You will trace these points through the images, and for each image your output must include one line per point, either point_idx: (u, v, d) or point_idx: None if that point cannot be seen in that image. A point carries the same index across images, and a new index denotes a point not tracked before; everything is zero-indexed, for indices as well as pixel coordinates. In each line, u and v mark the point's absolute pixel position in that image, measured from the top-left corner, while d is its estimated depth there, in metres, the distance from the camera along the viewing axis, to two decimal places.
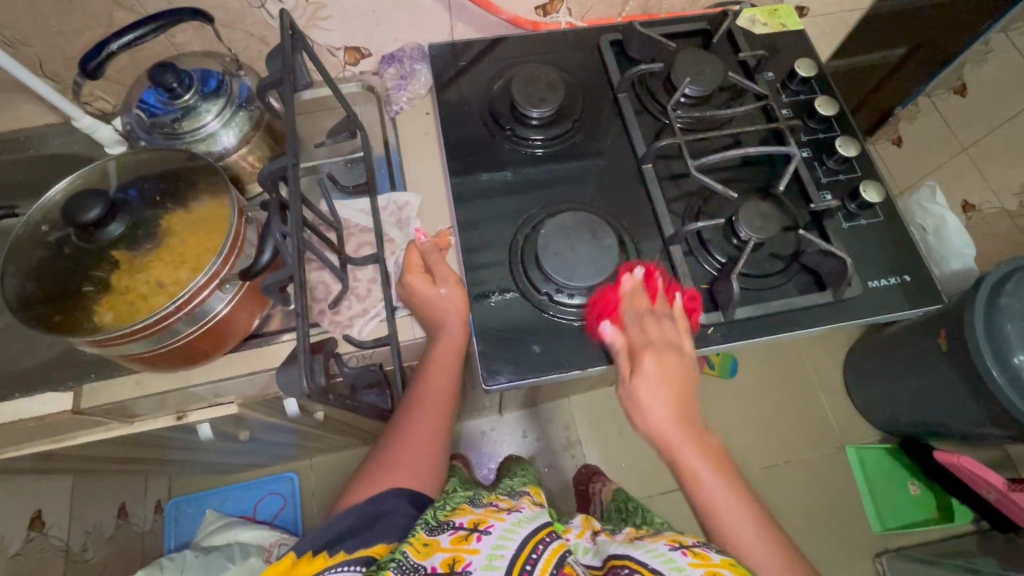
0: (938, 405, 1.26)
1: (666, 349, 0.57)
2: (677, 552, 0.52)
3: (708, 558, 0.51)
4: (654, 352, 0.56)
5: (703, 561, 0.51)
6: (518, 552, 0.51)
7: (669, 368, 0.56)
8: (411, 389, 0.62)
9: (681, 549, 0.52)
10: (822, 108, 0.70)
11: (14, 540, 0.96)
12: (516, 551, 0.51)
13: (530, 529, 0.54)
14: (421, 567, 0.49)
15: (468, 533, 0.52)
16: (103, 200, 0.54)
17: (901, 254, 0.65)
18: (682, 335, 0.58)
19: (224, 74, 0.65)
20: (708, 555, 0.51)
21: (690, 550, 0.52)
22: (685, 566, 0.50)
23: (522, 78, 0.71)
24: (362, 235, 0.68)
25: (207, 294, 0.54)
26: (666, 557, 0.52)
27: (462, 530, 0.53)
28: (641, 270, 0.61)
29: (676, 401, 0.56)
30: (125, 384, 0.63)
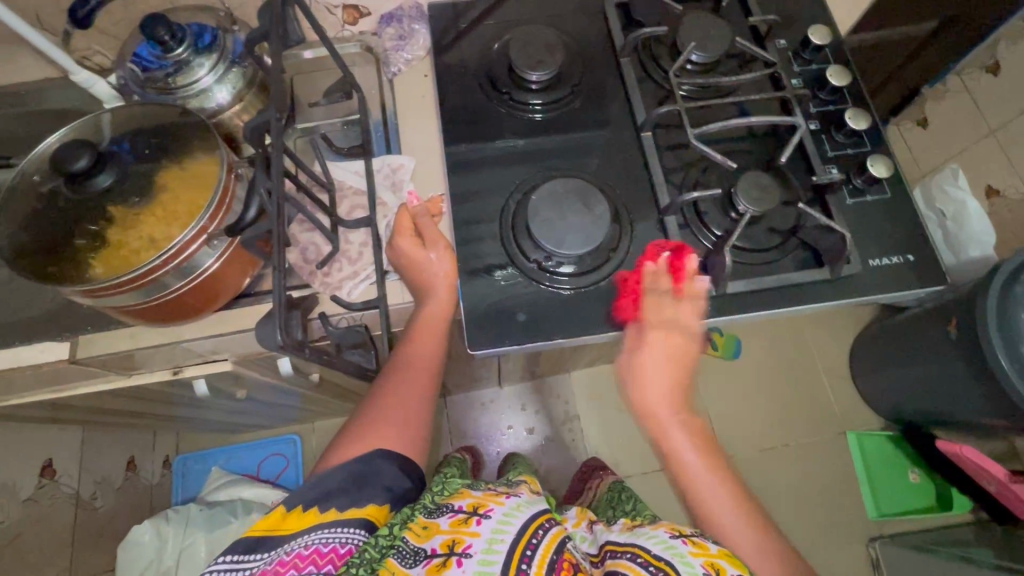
0: (943, 394, 1.24)
1: (673, 328, 0.59)
2: (677, 540, 0.57)
3: (706, 548, 0.56)
4: (665, 329, 0.58)
5: (702, 550, 0.55)
6: (517, 538, 0.53)
7: (675, 346, 0.59)
8: (397, 351, 0.61)
9: (681, 538, 0.57)
10: (833, 78, 0.66)
11: (24, 486, 1.00)
12: (515, 536, 0.53)
13: (528, 516, 0.57)
14: (421, 550, 0.52)
15: (467, 516, 0.56)
16: (91, 150, 0.54)
17: (908, 233, 0.63)
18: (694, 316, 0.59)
19: (218, 29, 0.64)
20: (706, 546, 0.56)
21: (690, 540, 0.57)
22: (686, 554, 0.54)
23: (521, 40, 0.69)
24: (355, 198, 0.68)
25: (195, 249, 0.54)
26: (668, 544, 0.56)
27: (461, 513, 0.56)
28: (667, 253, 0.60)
29: (676, 373, 0.60)
30: (119, 336, 0.64)
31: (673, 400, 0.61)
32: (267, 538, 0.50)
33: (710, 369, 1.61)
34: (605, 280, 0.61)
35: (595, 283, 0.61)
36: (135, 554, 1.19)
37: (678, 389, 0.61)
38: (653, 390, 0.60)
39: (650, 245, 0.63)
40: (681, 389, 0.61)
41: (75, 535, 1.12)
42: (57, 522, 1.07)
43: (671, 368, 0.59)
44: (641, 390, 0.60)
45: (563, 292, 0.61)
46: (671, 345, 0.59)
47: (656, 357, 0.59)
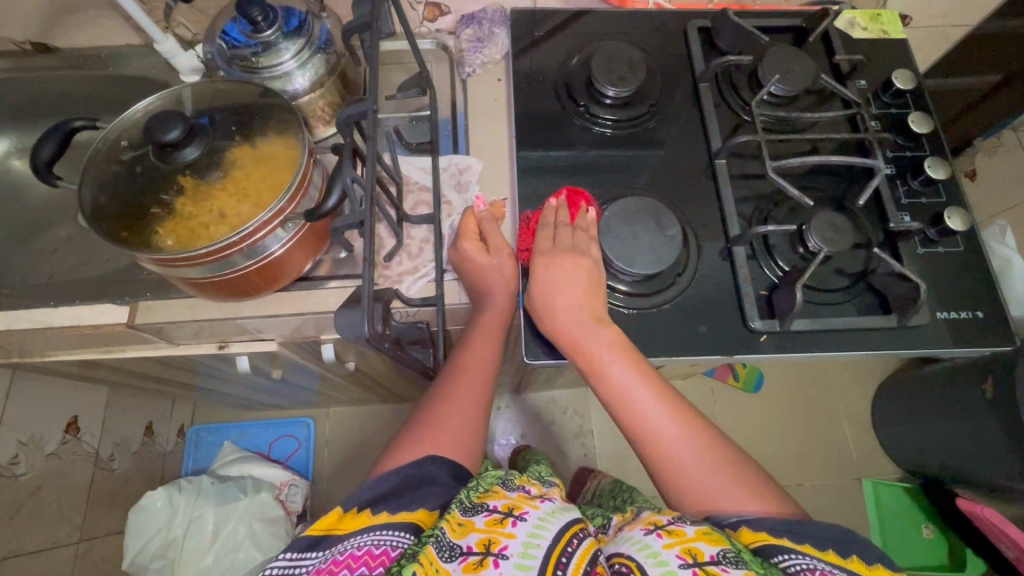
0: (970, 452, 1.22)
1: (568, 252, 0.57)
2: (652, 536, 0.49)
3: (683, 534, 0.48)
4: (553, 255, 0.57)
5: (678, 539, 0.47)
6: (553, 544, 0.50)
7: (571, 267, 0.57)
8: (456, 355, 0.62)
9: (656, 532, 0.49)
10: (914, 125, 0.66)
11: (50, 441, 1.01)
12: (551, 544, 0.50)
13: (563, 523, 0.53)
14: (457, 547, 0.49)
15: (502, 517, 0.52)
16: (184, 122, 0.55)
17: (977, 289, 0.62)
18: (591, 242, 0.59)
19: (308, 14, 0.65)
20: (683, 531, 0.48)
21: (666, 531, 0.49)
22: (659, 550, 0.47)
23: (602, 54, 0.68)
24: (420, 194, 0.68)
25: (269, 231, 0.54)
26: (643, 543, 0.48)
27: (496, 513, 0.53)
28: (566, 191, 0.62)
29: (586, 292, 0.56)
30: (176, 306, 0.64)
31: (592, 316, 0.56)
32: (324, 536, 0.50)
33: (730, 399, 1.60)
34: (667, 304, 0.61)
35: (657, 306, 0.61)
36: (145, 519, 1.20)
37: (593, 307, 0.56)
38: (563, 311, 0.56)
39: (715, 273, 0.62)
40: (599, 309, 0.57)
41: (90, 493, 1.12)
42: (75, 479, 1.08)
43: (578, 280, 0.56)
44: (562, 325, 0.56)
45: (620, 310, 0.61)
46: (573, 263, 0.57)
47: (566, 280, 0.56)
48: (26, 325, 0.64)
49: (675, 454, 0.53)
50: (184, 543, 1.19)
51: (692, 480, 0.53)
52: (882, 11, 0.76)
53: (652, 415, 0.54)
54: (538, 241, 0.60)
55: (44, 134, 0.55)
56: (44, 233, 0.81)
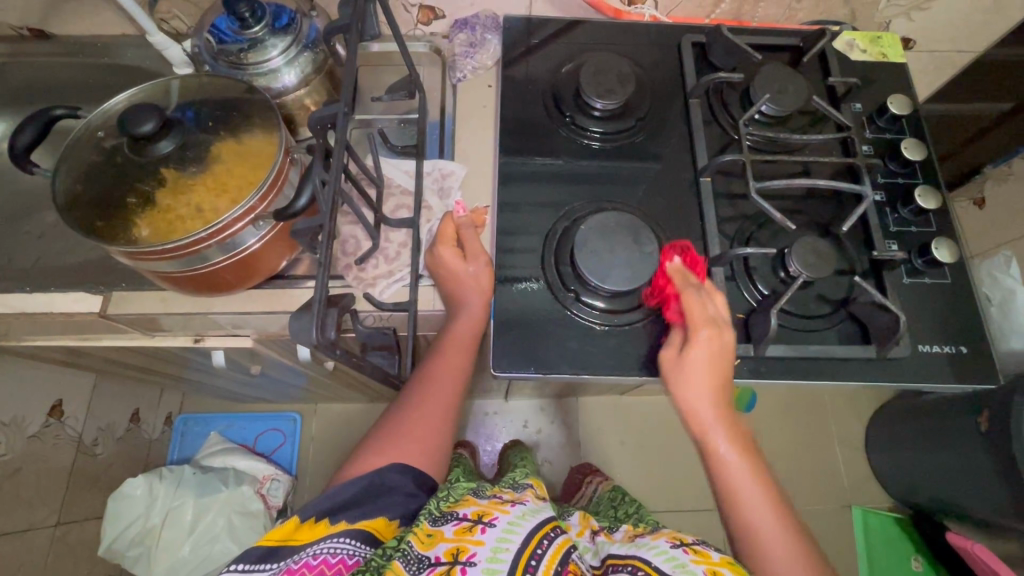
0: (962, 486, 1.19)
1: (717, 328, 0.54)
2: (678, 550, 0.55)
3: (709, 557, 0.54)
4: (708, 330, 0.53)
5: (704, 558, 0.53)
6: (521, 547, 0.52)
7: (717, 348, 0.54)
8: (426, 362, 0.61)
9: (682, 547, 0.55)
10: (907, 151, 0.64)
11: (32, 423, 1.02)
12: (520, 546, 0.52)
13: (533, 524, 0.55)
14: (425, 558, 0.50)
15: (471, 524, 0.54)
16: (159, 115, 0.54)
17: (963, 323, 0.60)
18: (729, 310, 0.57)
19: (298, 13, 0.65)
20: (709, 554, 0.54)
21: (690, 549, 0.55)
22: (686, 562, 0.53)
23: (592, 66, 0.68)
24: (402, 198, 0.67)
25: (241, 228, 0.54)
26: (669, 555, 0.54)
27: (465, 521, 0.54)
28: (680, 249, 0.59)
29: (718, 379, 0.54)
30: (150, 298, 0.64)
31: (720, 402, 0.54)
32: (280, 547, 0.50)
33: None
34: (642, 322, 0.61)
35: (631, 323, 0.60)
36: (124, 505, 1.19)
37: (722, 396, 0.55)
38: (693, 395, 0.54)
39: None
40: (725, 397, 0.55)
41: (71, 477, 1.13)
42: (56, 463, 1.09)
43: (715, 363, 0.54)
44: (681, 390, 0.54)
45: (593, 325, 0.60)
46: (716, 343, 0.53)
47: (702, 362, 0.53)
48: (1, 310, 0.64)
49: (769, 539, 0.53)
50: (162, 531, 1.20)
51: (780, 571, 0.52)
52: (883, 34, 0.75)
53: (751, 506, 0.53)
54: (691, 306, 0.54)
55: (24, 121, 0.55)
56: (32, 218, 0.82)
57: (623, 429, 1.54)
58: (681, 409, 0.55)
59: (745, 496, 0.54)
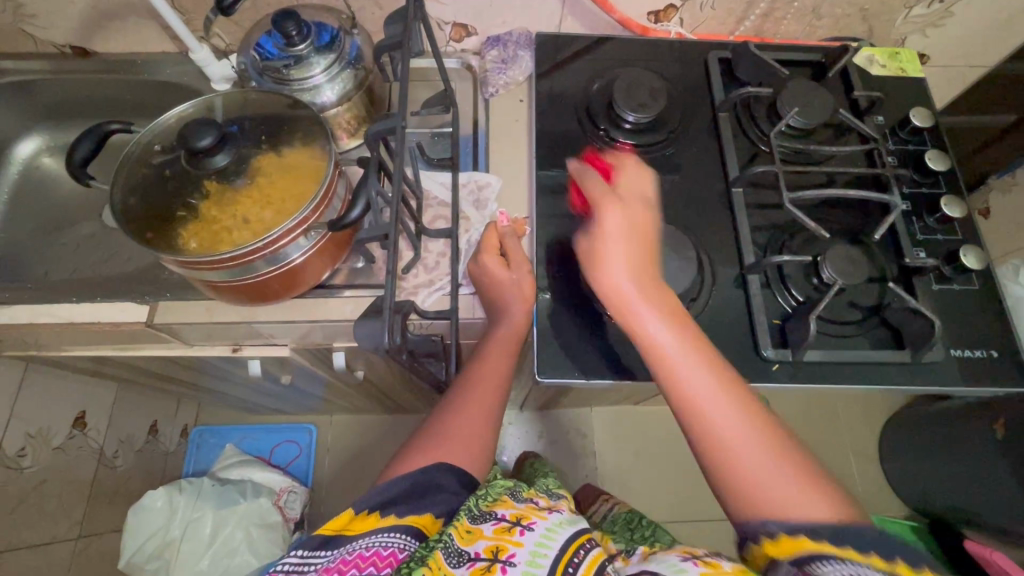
0: (982, 494, 1.22)
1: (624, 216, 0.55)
2: (688, 562, 0.48)
3: (720, 567, 0.46)
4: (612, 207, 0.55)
5: (714, 569, 0.46)
6: (559, 554, 0.53)
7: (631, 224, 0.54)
8: (469, 369, 0.61)
9: (693, 560, 0.48)
10: (932, 162, 0.66)
11: (57, 434, 1.02)
12: (559, 552, 0.53)
13: (568, 536, 0.55)
14: (465, 552, 0.52)
15: (510, 525, 0.55)
16: (215, 130, 0.56)
17: (994, 328, 0.62)
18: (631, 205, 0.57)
19: (340, 30, 0.67)
20: (719, 564, 0.46)
21: (701, 561, 0.48)
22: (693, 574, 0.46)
23: (624, 80, 0.70)
24: (439, 209, 0.70)
25: (290, 239, 0.55)
26: (677, 566, 0.48)
27: (504, 521, 0.55)
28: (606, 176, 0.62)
29: (650, 285, 0.52)
30: (195, 307, 0.65)
31: (661, 300, 0.51)
32: (329, 537, 0.51)
33: None
34: None
35: None
36: (144, 518, 1.19)
37: (670, 306, 0.51)
38: (640, 314, 0.50)
39: (736, 299, 0.62)
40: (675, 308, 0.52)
41: (93, 490, 1.12)
42: (78, 475, 1.08)
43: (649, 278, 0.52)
44: (626, 304, 0.51)
45: None
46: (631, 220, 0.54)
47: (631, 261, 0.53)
48: (48, 319, 0.65)
49: (764, 483, 0.45)
50: (181, 544, 1.19)
51: (763, 504, 0.44)
52: (901, 50, 0.77)
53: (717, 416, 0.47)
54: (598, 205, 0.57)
55: (82, 135, 0.56)
56: (66, 230, 0.83)
57: (638, 438, 1.55)
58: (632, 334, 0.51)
59: (720, 429, 0.47)
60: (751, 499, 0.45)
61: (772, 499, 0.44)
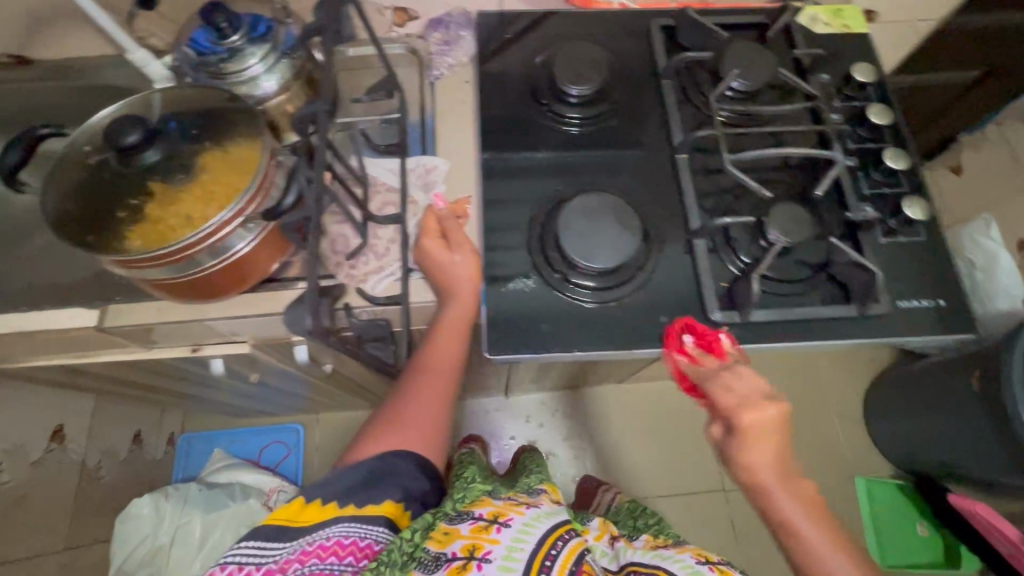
0: (961, 447, 1.24)
1: (747, 402, 0.53)
2: (703, 566, 0.66)
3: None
4: (743, 408, 0.53)
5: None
6: (535, 549, 0.57)
7: (767, 421, 0.53)
8: (422, 351, 0.62)
9: (708, 565, 0.66)
10: (874, 115, 0.67)
11: (35, 449, 1.02)
12: (534, 548, 0.57)
13: (546, 529, 0.60)
14: (443, 554, 0.56)
15: (487, 524, 0.59)
16: (142, 126, 0.55)
17: (941, 277, 0.62)
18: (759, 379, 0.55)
19: (274, 21, 0.66)
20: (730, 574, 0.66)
21: (714, 567, 0.66)
22: None
23: (564, 55, 0.70)
24: (388, 195, 0.69)
25: (230, 231, 0.55)
26: (692, 568, 0.66)
27: (481, 521, 0.59)
28: (688, 335, 0.58)
29: (778, 454, 0.54)
30: (146, 309, 0.65)
31: (773, 459, 0.54)
32: (283, 526, 0.55)
33: (719, 399, 1.60)
34: (628, 296, 0.61)
35: (621, 300, 0.61)
36: (131, 527, 1.19)
37: (783, 467, 0.54)
38: (765, 478, 0.54)
39: (685, 266, 0.62)
40: (787, 467, 0.55)
41: (77, 502, 1.13)
42: (62, 488, 1.09)
43: (770, 436, 0.53)
44: (761, 473, 0.54)
45: (584, 304, 0.61)
46: (761, 419, 0.53)
47: (761, 437, 0.53)
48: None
49: None
50: (171, 550, 1.19)
51: None
52: (844, 6, 0.77)
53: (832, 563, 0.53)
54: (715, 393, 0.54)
55: (7, 143, 0.56)
56: (19, 242, 0.83)
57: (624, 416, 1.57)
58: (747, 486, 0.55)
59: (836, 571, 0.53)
60: None
61: None
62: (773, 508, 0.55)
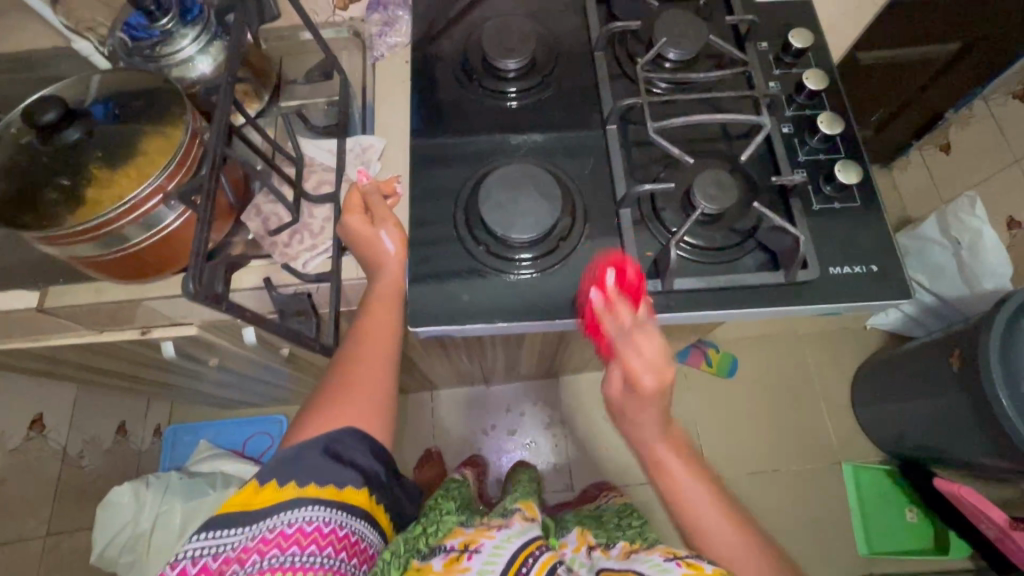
0: (942, 429, 1.21)
1: (641, 331, 0.54)
2: (671, 562, 0.57)
3: (700, 569, 0.55)
4: (637, 331, 0.54)
5: (694, 571, 0.55)
6: (508, 566, 0.55)
7: (648, 347, 0.54)
8: (356, 323, 0.61)
9: (675, 560, 0.57)
10: (810, 81, 0.64)
11: (13, 436, 1.05)
12: (506, 565, 0.56)
13: (518, 545, 0.58)
14: None
15: (458, 554, 0.58)
16: (61, 104, 0.57)
17: (877, 243, 0.61)
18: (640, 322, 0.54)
19: (206, 4, 0.67)
20: (700, 566, 0.55)
21: (684, 561, 0.56)
22: None
23: (495, 30, 0.70)
24: (324, 173, 0.69)
25: (153, 206, 0.56)
26: (660, 566, 0.56)
27: (452, 552, 0.58)
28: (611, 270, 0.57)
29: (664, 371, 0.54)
30: (87, 290, 0.66)
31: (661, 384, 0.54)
32: (239, 513, 0.52)
33: (701, 385, 1.58)
34: (553, 268, 0.61)
35: (545, 271, 0.61)
36: (113, 513, 1.22)
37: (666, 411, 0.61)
38: (643, 422, 0.60)
39: (612, 239, 0.62)
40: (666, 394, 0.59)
41: (59, 489, 1.16)
42: (41, 475, 1.12)
43: (658, 362, 0.54)
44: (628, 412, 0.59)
45: (510, 277, 0.61)
46: (650, 347, 0.54)
47: (643, 368, 0.54)
48: None
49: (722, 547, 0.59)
50: (152, 537, 1.21)
51: (713, 546, 0.59)
52: None
53: (686, 499, 0.61)
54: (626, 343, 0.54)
55: None
56: None
57: (605, 403, 1.56)
58: (642, 452, 0.63)
59: (688, 501, 0.61)
60: (699, 541, 0.60)
61: (714, 536, 0.59)
62: (667, 477, 0.62)
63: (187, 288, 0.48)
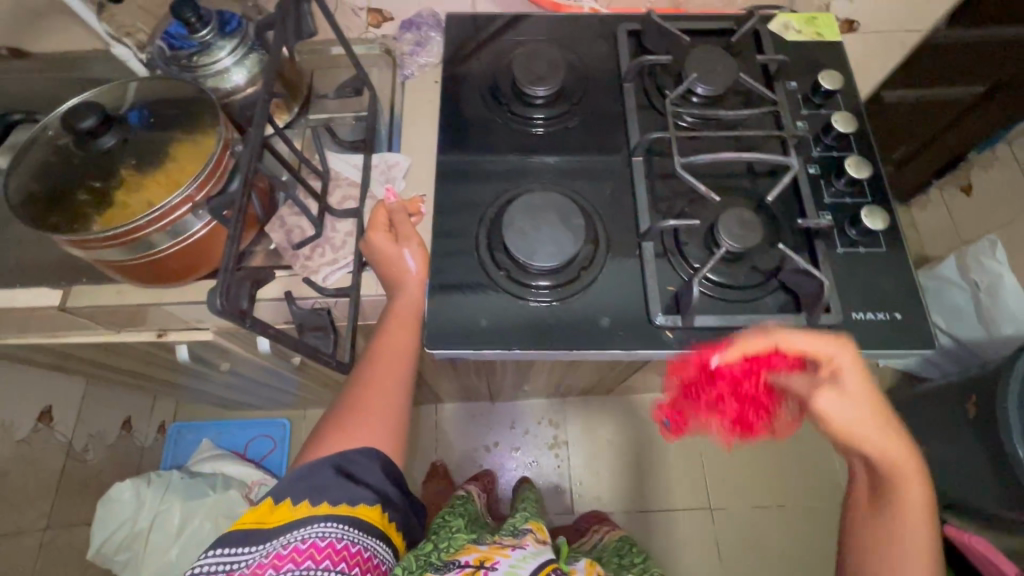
0: (955, 475, 1.18)
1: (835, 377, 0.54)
2: None
3: None
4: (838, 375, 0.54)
5: None
6: None
7: (847, 384, 0.54)
8: (370, 344, 0.61)
9: None
10: (839, 124, 0.64)
11: (22, 426, 1.06)
12: None
13: (535, 565, 0.61)
14: None
15: (474, 569, 0.61)
16: (101, 111, 0.58)
17: (901, 290, 0.60)
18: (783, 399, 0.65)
19: (245, 17, 0.69)
20: None
21: None
22: None
23: (525, 56, 0.70)
24: (349, 188, 0.70)
25: (181, 214, 0.57)
26: None
27: (468, 567, 0.62)
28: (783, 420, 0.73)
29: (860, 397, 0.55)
30: (108, 291, 0.67)
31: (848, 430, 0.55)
32: (252, 530, 0.53)
33: None
34: (574, 297, 0.61)
35: (565, 300, 0.60)
36: (111, 510, 1.21)
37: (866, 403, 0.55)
38: (840, 414, 0.55)
39: (632, 270, 0.62)
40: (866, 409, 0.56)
41: (61, 482, 1.16)
42: (45, 467, 1.12)
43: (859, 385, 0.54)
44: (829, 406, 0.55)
45: (531, 303, 0.61)
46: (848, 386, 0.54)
47: (849, 382, 0.54)
48: None
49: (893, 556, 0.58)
50: (149, 535, 1.21)
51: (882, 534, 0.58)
52: (819, 14, 0.76)
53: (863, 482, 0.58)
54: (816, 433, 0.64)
55: None
56: None
57: (611, 426, 1.54)
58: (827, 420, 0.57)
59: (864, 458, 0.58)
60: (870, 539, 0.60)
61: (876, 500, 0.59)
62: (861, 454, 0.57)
63: (213, 303, 0.48)
